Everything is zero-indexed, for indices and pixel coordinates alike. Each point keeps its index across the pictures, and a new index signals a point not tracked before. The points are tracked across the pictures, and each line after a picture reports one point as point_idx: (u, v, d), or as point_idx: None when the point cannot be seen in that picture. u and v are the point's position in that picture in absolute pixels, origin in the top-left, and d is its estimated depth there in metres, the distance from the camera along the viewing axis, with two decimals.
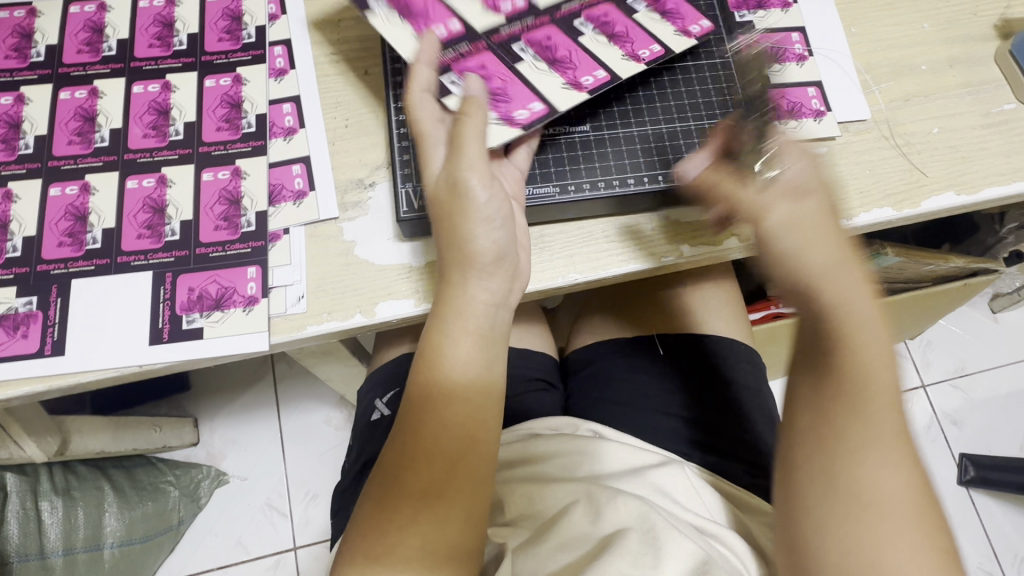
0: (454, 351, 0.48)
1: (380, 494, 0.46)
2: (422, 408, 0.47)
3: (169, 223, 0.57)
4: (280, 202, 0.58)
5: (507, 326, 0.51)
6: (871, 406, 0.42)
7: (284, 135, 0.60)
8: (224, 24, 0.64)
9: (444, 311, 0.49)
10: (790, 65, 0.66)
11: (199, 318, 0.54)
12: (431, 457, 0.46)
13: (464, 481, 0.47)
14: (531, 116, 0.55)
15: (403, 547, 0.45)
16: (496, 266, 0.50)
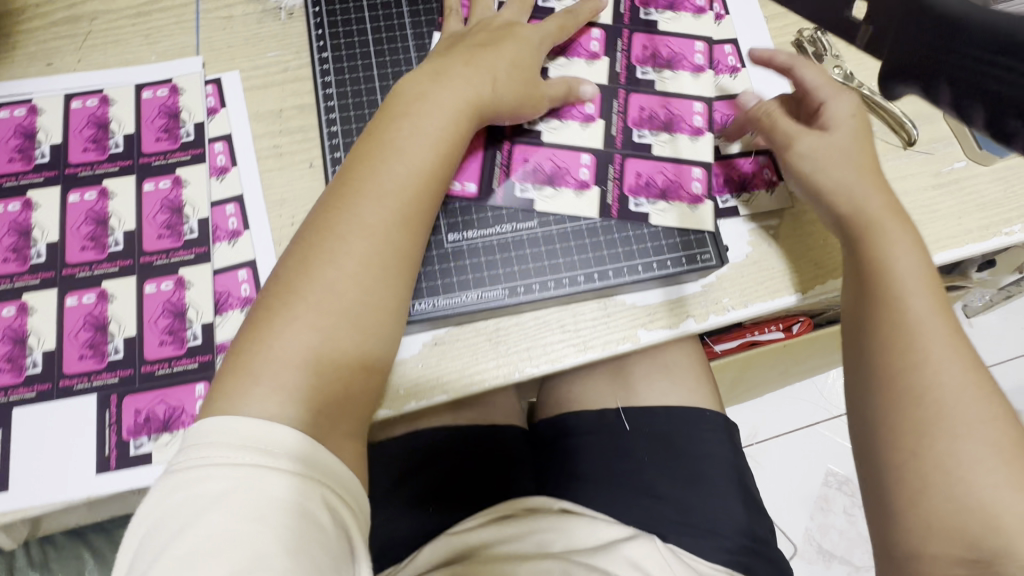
0: (379, 171, 0.51)
1: (264, 322, 0.47)
2: (329, 218, 0.50)
3: (112, 341, 0.55)
4: (227, 311, 0.57)
5: (393, 242, 0.50)
6: (969, 435, 0.50)
7: (228, 238, 0.59)
8: (161, 121, 0.62)
9: (359, 158, 0.52)
10: (682, 135, 0.62)
11: (147, 441, 0.53)
12: (349, 268, 0.49)
13: (352, 311, 0.48)
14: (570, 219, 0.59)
15: (312, 284, 0.48)
16: (384, 197, 0.50)
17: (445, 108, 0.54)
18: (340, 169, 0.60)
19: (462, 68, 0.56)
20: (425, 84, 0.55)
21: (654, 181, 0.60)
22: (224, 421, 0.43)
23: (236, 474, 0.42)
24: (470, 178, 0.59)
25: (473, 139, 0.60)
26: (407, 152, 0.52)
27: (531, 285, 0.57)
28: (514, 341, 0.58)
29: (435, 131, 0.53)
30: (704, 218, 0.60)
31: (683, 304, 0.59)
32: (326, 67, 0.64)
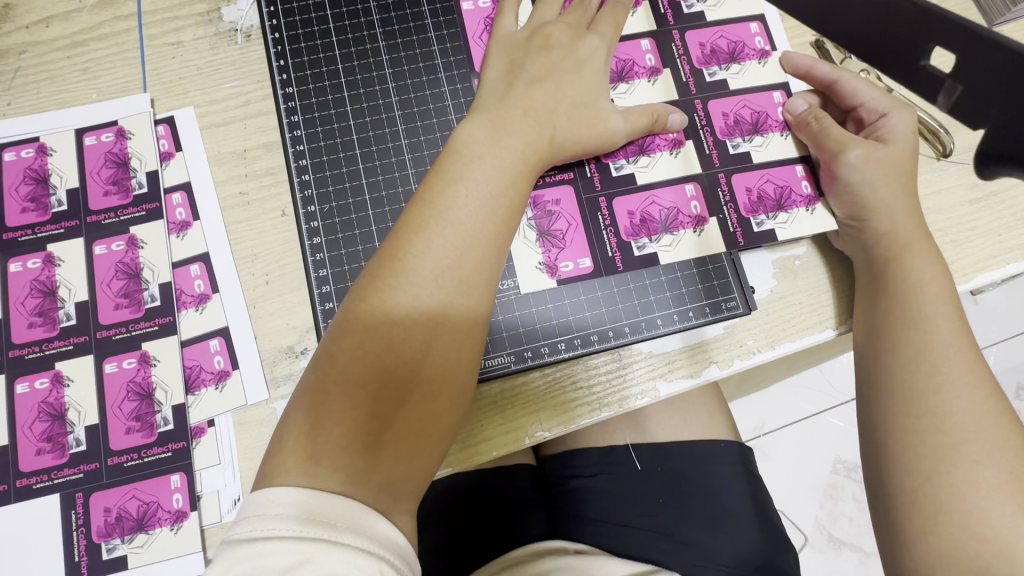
0: (434, 245, 0.42)
1: (321, 371, 0.40)
2: (370, 306, 0.40)
3: (72, 431, 0.49)
4: (200, 388, 0.51)
5: (472, 263, 0.42)
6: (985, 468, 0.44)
7: (195, 304, 0.53)
8: (108, 172, 0.55)
9: (409, 225, 0.42)
10: (773, 135, 0.56)
11: (121, 543, 0.48)
12: (384, 367, 0.39)
13: (427, 352, 0.40)
14: (574, 271, 0.52)
15: (343, 394, 0.39)
16: (470, 208, 0.43)
17: (503, 172, 0.45)
18: (315, 225, 0.53)
19: (519, 120, 0.47)
20: (479, 138, 0.46)
21: (765, 193, 0.55)
22: (290, 492, 0.36)
23: (302, 546, 0.34)
24: (583, 253, 0.53)
25: (556, 207, 0.53)
26: (462, 220, 0.42)
27: (540, 348, 0.51)
28: (523, 406, 0.51)
29: (491, 193, 0.44)
30: (727, 260, 0.54)
31: (705, 349, 0.53)
32: (291, 104, 0.56)
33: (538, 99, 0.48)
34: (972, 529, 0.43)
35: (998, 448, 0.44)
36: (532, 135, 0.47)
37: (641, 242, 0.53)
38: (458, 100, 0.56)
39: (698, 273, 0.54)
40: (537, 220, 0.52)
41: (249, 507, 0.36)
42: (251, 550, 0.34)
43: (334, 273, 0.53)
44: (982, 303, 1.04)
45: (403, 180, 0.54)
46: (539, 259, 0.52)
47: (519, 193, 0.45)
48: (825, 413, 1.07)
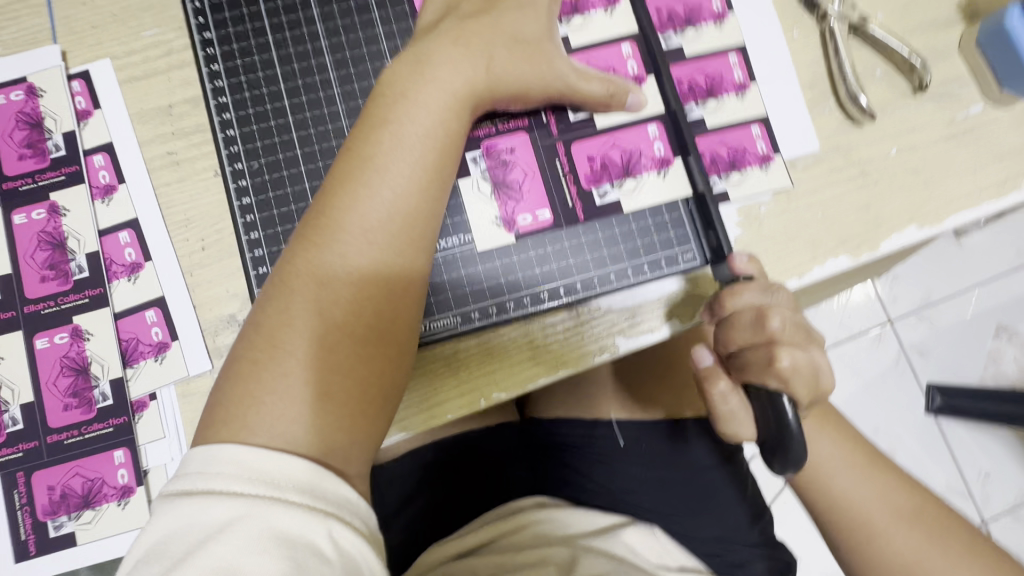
0: (363, 199, 0.40)
1: (257, 331, 0.38)
2: (299, 269, 0.39)
3: (7, 410, 0.48)
4: (138, 361, 0.49)
5: (405, 219, 0.40)
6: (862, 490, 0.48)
7: (127, 273, 0.50)
8: (21, 134, 0.51)
9: (339, 180, 0.40)
10: (728, 98, 0.54)
11: (68, 521, 0.47)
12: (318, 332, 0.38)
13: (361, 313, 0.39)
14: (533, 224, 0.49)
15: (276, 362, 0.37)
16: (400, 162, 0.40)
17: (433, 113, 0.42)
18: (245, 184, 0.50)
19: (450, 52, 0.43)
20: (404, 75, 0.42)
21: (719, 154, 0.53)
22: (226, 452, 0.35)
23: (246, 501, 0.33)
24: (541, 204, 0.49)
25: (510, 156, 0.49)
26: (392, 169, 0.40)
27: (488, 308, 0.48)
28: (476, 369, 0.49)
29: (423, 145, 0.41)
30: (684, 208, 0.50)
31: (669, 302, 0.50)
32: (210, 52, 0.51)
33: (470, 39, 0.44)
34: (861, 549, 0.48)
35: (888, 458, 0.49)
36: (469, 71, 0.43)
37: (602, 189, 0.49)
38: (394, 43, 0.52)
39: (655, 224, 0.50)
40: (491, 172, 0.48)
41: (193, 463, 0.35)
42: (193, 503, 0.34)
43: (267, 236, 0.49)
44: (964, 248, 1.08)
45: (337, 134, 0.51)
46: (495, 213, 0.48)
47: (452, 138, 0.42)
48: None
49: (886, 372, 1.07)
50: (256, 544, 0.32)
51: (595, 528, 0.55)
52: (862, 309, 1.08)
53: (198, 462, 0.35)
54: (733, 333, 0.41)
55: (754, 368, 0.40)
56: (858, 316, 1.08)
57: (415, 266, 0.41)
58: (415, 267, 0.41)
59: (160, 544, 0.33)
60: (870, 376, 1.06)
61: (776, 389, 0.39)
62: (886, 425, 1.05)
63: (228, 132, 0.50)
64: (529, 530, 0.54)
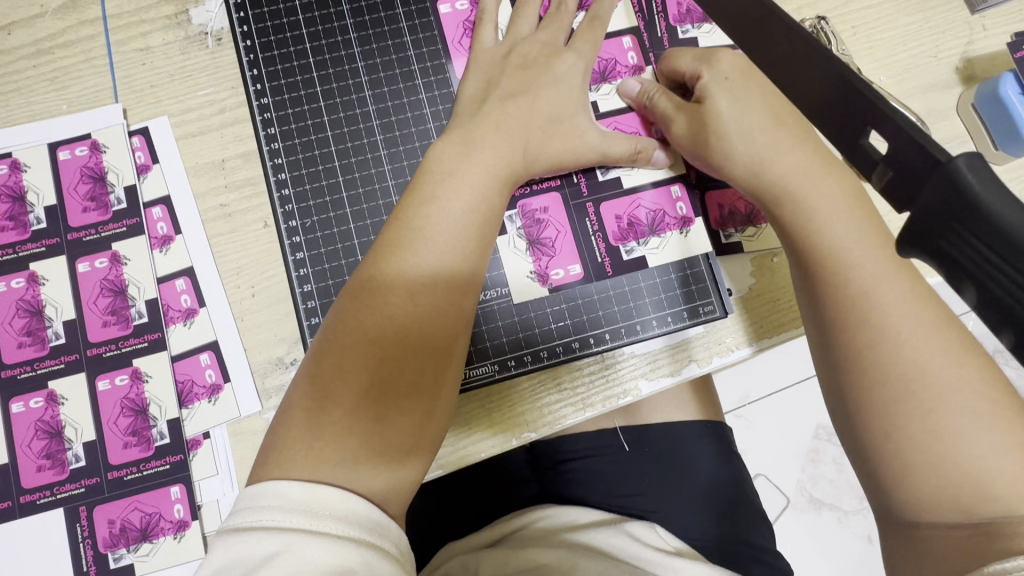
0: (410, 263, 0.43)
1: (313, 382, 0.42)
2: (352, 326, 0.42)
3: (71, 448, 0.51)
4: (193, 402, 0.52)
5: (448, 280, 0.44)
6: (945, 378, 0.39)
7: (183, 319, 0.53)
8: (85, 187, 0.54)
9: (388, 244, 0.44)
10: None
11: (127, 553, 0.50)
12: (369, 385, 0.41)
13: (408, 367, 0.42)
14: (564, 278, 0.52)
15: (332, 412, 0.41)
16: (442, 228, 0.44)
17: (476, 189, 0.45)
18: (298, 240, 0.54)
19: (492, 135, 0.47)
20: (449, 157, 0.46)
21: (737, 207, 0.57)
22: (273, 486, 0.38)
23: (284, 535, 0.36)
24: (572, 259, 0.52)
25: (544, 215, 0.52)
26: (438, 236, 0.44)
27: (522, 356, 0.52)
28: (508, 410, 0.52)
29: (466, 212, 0.45)
30: (704, 264, 0.54)
31: (686, 347, 0.54)
32: (267, 116, 0.55)
33: (510, 111, 0.48)
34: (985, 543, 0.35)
35: (994, 421, 0.38)
36: (510, 150, 0.47)
37: (628, 245, 0.53)
38: (435, 107, 0.56)
39: (677, 278, 0.53)
40: (526, 230, 0.52)
41: (242, 501, 0.39)
42: (237, 539, 0.36)
43: (319, 287, 0.53)
44: None
45: (383, 192, 0.55)
46: (529, 268, 0.52)
47: (494, 209, 0.46)
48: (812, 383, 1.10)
49: None
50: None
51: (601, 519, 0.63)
52: None
53: (241, 501, 0.38)
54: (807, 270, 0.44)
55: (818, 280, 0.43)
56: None
57: (457, 322, 0.45)
58: (456, 324, 0.45)
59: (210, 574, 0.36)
60: None
61: None
62: None
63: (282, 191, 0.54)
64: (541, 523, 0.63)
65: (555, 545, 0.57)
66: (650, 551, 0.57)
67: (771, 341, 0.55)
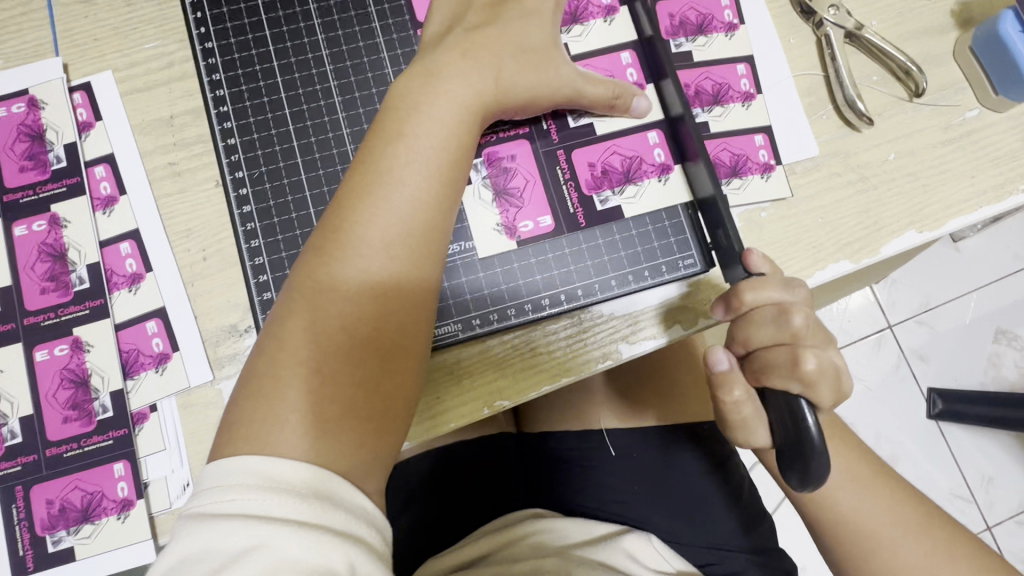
0: (376, 208, 0.40)
1: (273, 342, 0.39)
2: (315, 279, 0.39)
3: (6, 423, 0.47)
4: (139, 372, 0.48)
5: (418, 226, 0.41)
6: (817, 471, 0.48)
7: (128, 285, 0.50)
8: (23, 146, 0.51)
9: (352, 190, 0.41)
10: (734, 106, 0.55)
11: (67, 535, 0.46)
12: (337, 341, 0.38)
13: (379, 321, 0.39)
14: (534, 230, 0.49)
15: (299, 373, 0.37)
16: (409, 170, 0.41)
17: (445, 125, 0.42)
18: (245, 192, 0.50)
19: (459, 63, 0.44)
20: (414, 89, 0.43)
21: (719, 160, 0.54)
22: (245, 463, 0.34)
23: (265, 526, 0.32)
24: (542, 211, 0.49)
25: (511, 163, 0.49)
26: (406, 179, 0.41)
27: (488, 315, 0.48)
28: (480, 377, 0.49)
29: (434, 149, 0.42)
30: (685, 215, 0.50)
31: (671, 308, 0.49)
32: (212, 61, 0.52)
33: (476, 43, 0.45)
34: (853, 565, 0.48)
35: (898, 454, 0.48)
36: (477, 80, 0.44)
37: (602, 192, 0.49)
38: (394, 53, 0.52)
39: (653, 229, 0.50)
40: (493, 180, 0.49)
41: (210, 478, 0.35)
42: (211, 527, 0.32)
43: (267, 243, 0.50)
44: (964, 251, 1.10)
45: (337, 142, 0.51)
46: (496, 220, 0.48)
47: (464, 147, 0.43)
48: None
49: (893, 377, 1.07)
50: (270, 574, 0.31)
51: (596, 533, 0.58)
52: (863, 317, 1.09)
53: (216, 480, 0.34)
54: (750, 331, 0.42)
55: (779, 371, 0.40)
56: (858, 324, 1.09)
57: (430, 272, 0.42)
58: (429, 274, 0.41)
59: (174, 568, 0.32)
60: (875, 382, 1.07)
61: (795, 394, 0.39)
62: (893, 431, 1.05)
63: (229, 140, 0.51)
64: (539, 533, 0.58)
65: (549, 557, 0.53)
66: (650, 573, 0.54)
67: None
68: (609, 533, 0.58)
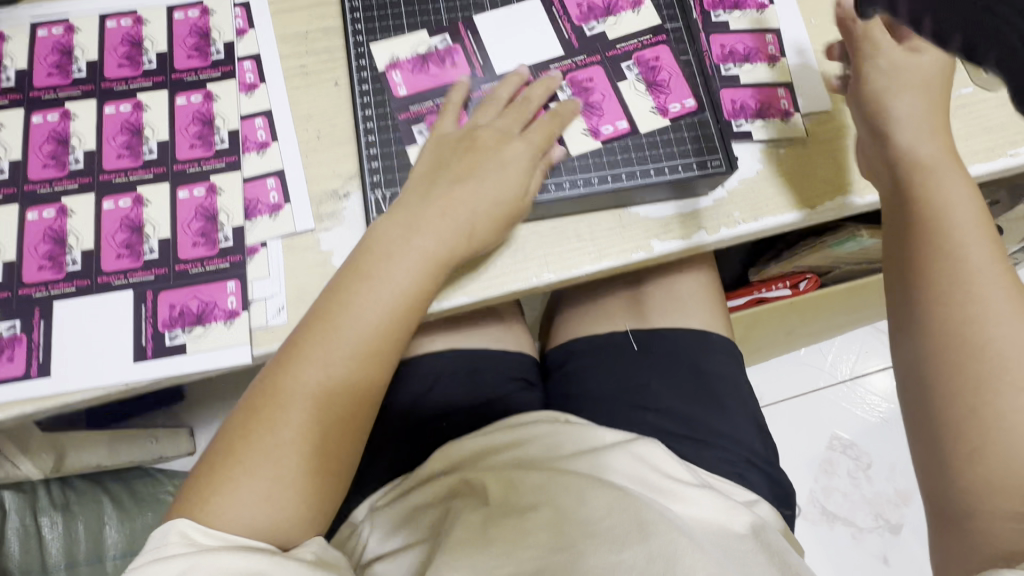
0: (320, 354, 0.51)
1: (218, 453, 0.49)
2: (239, 438, 0.49)
3: (148, 241, 0.58)
4: (256, 217, 0.59)
5: (371, 355, 0.52)
6: (959, 202, 0.51)
7: (257, 149, 0.61)
8: (192, 40, 0.64)
9: (304, 341, 0.51)
10: (761, 65, 0.66)
11: (182, 334, 0.56)
12: (308, 441, 0.49)
13: (333, 449, 0.51)
14: (614, 133, 0.61)
15: (272, 453, 0.48)
16: (376, 336, 0.52)
17: (409, 273, 0.53)
18: (365, 76, 0.63)
19: (429, 219, 0.55)
20: (391, 238, 0.54)
21: (747, 104, 0.65)
22: (176, 536, 0.45)
23: (236, 557, 0.44)
24: (619, 117, 0.61)
25: (590, 84, 0.62)
26: (357, 320, 0.52)
27: (547, 185, 0.59)
28: (533, 250, 0.59)
29: (392, 295, 0.53)
30: (715, 128, 0.61)
31: (696, 217, 0.61)
32: None
33: (459, 198, 0.56)
34: (971, 324, 0.48)
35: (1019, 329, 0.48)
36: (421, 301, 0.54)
37: (588, 128, 0.61)
38: None
39: (689, 136, 0.61)
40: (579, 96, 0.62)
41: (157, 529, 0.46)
42: (153, 553, 0.44)
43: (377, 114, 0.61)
44: None
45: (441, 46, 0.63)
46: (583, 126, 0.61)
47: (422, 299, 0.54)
48: (823, 389, 1.29)
49: None
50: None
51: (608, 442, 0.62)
52: None
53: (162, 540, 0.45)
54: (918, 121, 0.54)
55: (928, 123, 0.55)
56: None
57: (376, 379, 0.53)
58: (348, 397, 0.52)
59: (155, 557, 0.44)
60: None
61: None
62: None
63: (360, 40, 0.63)
64: (535, 441, 0.63)
65: (558, 474, 0.58)
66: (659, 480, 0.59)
67: (743, 229, 0.61)
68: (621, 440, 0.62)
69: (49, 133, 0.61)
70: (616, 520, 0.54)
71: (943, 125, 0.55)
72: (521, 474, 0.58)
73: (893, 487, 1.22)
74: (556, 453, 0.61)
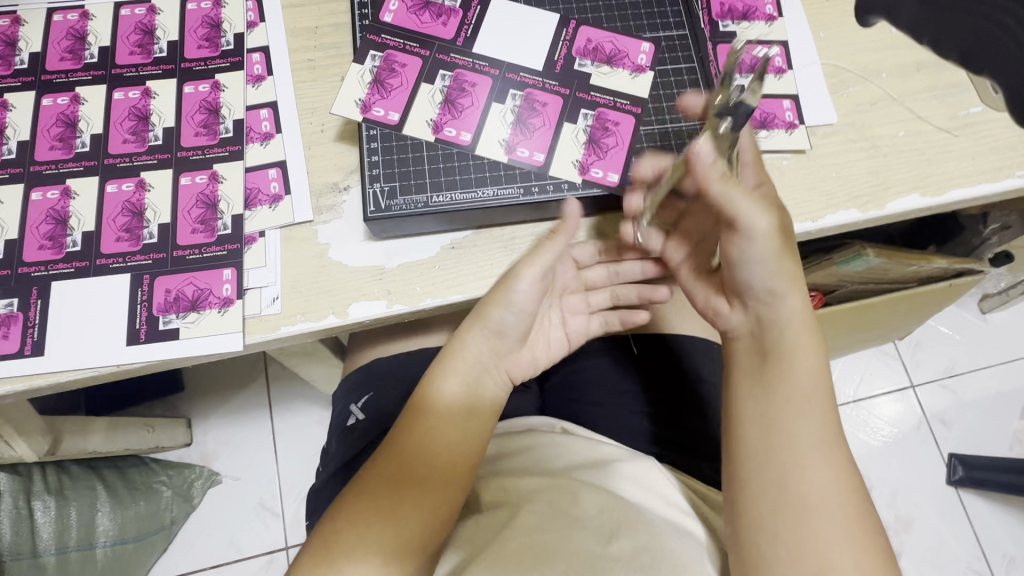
0: (432, 396, 0.53)
1: (316, 546, 0.46)
2: (336, 514, 0.48)
3: (148, 226, 0.58)
4: (256, 206, 0.60)
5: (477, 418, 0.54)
6: (785, 340, 0.50)
7: (261, 140, 0.62)
8: (204, 31, 0.65)
9: (414, 409, 0.53)
10: (768, 76, 0.66)
11: (176, 319, 0.56)
12: (390, 541, 0.46)
13: (415, 521, 0.47)
14: (601, 180, 0.59)
15: (360, 555, 0.45)
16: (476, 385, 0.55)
17: (488, 340, 0.55)
18: None
19: (494, 296, 0.55)
20: (489, 301, 0.55)
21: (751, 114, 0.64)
22: None
23: None
24: (613, 169, 0.59)
25: (613, 127, 0.61)
26: (454, 381, 0.54)
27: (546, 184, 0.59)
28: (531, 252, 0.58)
29: (486, 349, 0.56)
30: None
31: None
32: None
33: (531, 260, 0.55)
34: (733, 456, 0.49)
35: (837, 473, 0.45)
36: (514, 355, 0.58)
37: (580, 162, 0.59)
38: None
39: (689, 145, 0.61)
40: (592, 130, 0.60)
41: None
42: None
43: None
44: (990, 323, 1.26)
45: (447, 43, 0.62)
46: (577, 157, 0.60)
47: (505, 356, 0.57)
48: None
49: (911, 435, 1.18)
50: None
51: (593, 457, 0.57)
52: (884, 369, 1.23)
53: None
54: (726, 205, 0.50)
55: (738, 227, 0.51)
56: (880, 376, 1.23)
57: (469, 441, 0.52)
58: (454, 465, 0.50)
59: None
60: (893, 438, 1.18)
61: None
62: (908, 491, 1.14)
63: (367, 36, 0.61)
64: (530, 452, 0.59)
65: (545, 480, 0.52)
66: (651, 501, 0.53)
67: None
68: (607, 458, 0.57)
69: (58, 115, 0.61)
70: (589, 529, 0.48)
71: (799, 269, 0.52)
72: (512, 479, 0.54)
73: (893, 512, 1.13)
74: (547, 465, 0.56)
